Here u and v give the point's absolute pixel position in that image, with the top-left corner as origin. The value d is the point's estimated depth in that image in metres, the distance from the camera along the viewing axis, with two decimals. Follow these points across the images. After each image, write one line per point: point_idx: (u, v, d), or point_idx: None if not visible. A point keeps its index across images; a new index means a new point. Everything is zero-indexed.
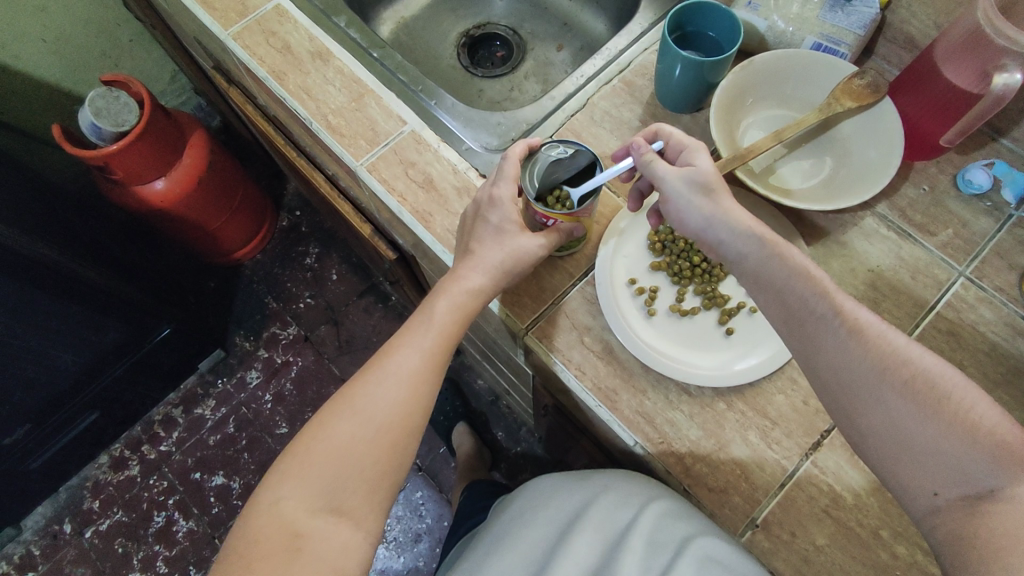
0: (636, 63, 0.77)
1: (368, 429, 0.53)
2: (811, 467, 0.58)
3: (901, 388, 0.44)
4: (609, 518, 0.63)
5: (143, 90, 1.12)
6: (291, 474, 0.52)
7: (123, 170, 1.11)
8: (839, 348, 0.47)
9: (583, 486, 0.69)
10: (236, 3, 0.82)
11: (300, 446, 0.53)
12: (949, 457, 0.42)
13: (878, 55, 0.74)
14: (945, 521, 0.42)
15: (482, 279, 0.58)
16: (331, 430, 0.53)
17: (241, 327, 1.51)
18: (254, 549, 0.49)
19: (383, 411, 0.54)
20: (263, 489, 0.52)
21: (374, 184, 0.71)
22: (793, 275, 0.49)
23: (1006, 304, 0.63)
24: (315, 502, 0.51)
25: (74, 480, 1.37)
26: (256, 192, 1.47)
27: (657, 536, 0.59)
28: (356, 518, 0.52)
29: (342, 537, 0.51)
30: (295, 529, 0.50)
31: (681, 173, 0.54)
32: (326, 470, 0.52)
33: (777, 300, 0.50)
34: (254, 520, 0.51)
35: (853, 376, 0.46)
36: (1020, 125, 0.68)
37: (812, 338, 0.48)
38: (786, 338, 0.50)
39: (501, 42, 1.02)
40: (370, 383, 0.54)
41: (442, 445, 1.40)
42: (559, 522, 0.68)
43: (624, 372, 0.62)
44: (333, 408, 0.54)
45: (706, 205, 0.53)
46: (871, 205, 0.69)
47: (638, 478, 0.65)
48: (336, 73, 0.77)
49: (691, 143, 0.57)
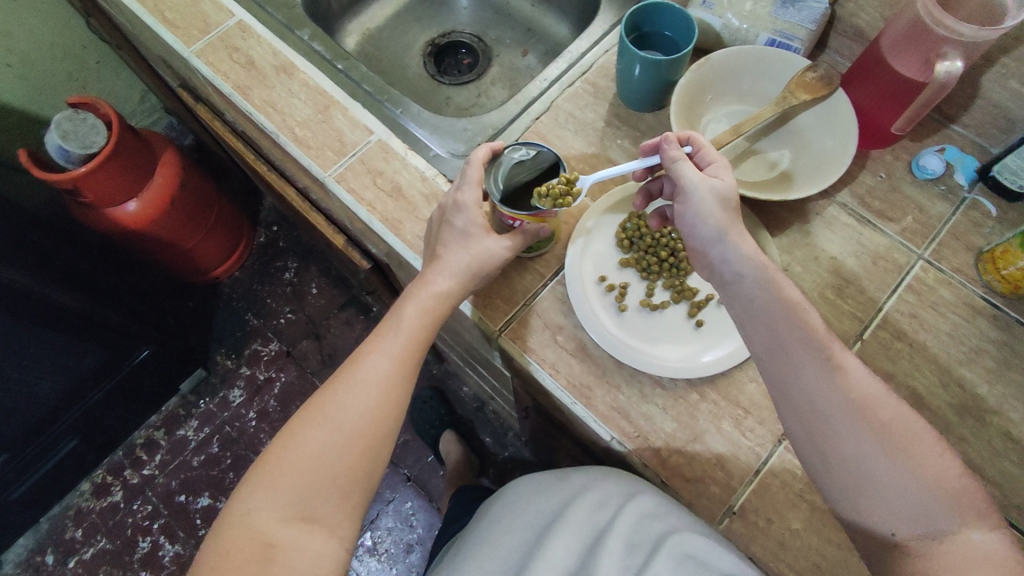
0: (598, 64, 0.78)
1: (338, 435, 0.53)
2: (784, 452, 0.59)
3: (876, 429, 0.46)
4: (590, 515, 0.64)
5: (112, 111, 1.13)
6: (262, 485, 0.52)
7: (94, 193, 1.11)
8: (820, 381, 0.48)
9: (564, 486, 0.70)
10: (199, 20, 0.82)
11: (270, 456, 0.53)
12: (912, 498, 0.45)
13: (832, 49, 0.76)
14: (900, 558, 0.45)
15: (450, 282, 0.58)
16: (301, 438, 0.53)
17: (222, 344, 1.50)
18: (225, 561, 0.49)
19: (353, 418, 0.54)
20: (234, 501, 0.52)
21: (342, 194, 0.71)
22: (787, 307, 0.50)
23: (964, 284, 0.65)
24: (286, 510, 0.51)
25: (55, 510, 1.35)
26: (231, 210, 1.46)
27: (636, 532, 0.60)
28: (329, 526, 0.52)
29: (316, 547, 0.51)
30: (267, 539, 0.50)
31: (710, 183, 0.55)
32: (298, 478, 0.52)
33: (768, 328, 0.50)
34: (225, 533, 0.51)
35: (830, 413, 0.47)
36: (968, 111, 0.70)
37: (796, 369, 0.49)
38: (767, 367, 0.51)
39: (466, 49, 1.03)
40: (342, 389, 0.55)
41: (430, 454, 1.39)
42: (540, 520, 0.68)
43: (598, 369, 0.63)
44: (303, 416, 0.54)
45: (724, 219, 0.54)
46: (832, 195, 0.70)
47: (617, 477, 0.66)
48: (301, 86, 0.78)
49: (719, 158, 0.58)
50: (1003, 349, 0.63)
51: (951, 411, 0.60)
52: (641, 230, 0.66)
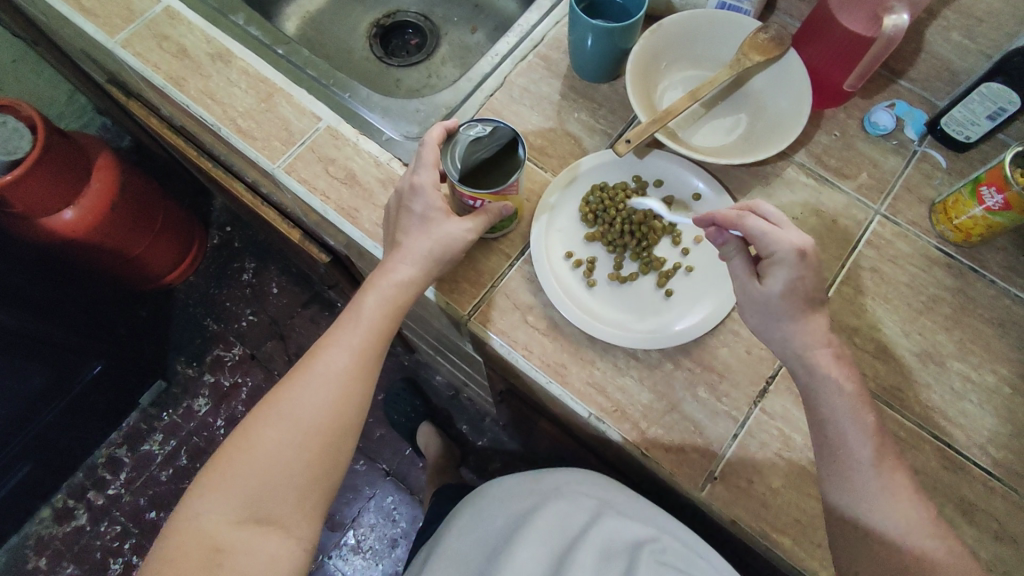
0: (550, 36, 0.76)
1: (294, 434, 0.51)
2: (760, 413, 0.60)
3: (913, 528, 0.50)
4: (563, 517, 0.69)
5: (35, 113, 1.05)
6: (213, 487, 0.50)
7: (23, 204, 1.04)
8: (873, 478, 0.51)
9: (535, 489, 0.73)
10: (121, 8, 0.76)
11: (221, 456, 0.51)
12: None
13: (781, 10, 0.75)
14: None
15: (412, 270, 0.56)
16: (255, 438, 0.51)
17: (181, 353, 1.44)
18: (174, 567, 0.48)
19: (310, 416, 0.52)
20: (183, 504, 0.50)
21: (293, 185, 0.68)
22: (849, 411, 0.53)
23: (920, 236, 0.67)
24: (238, 513, 0.50)
25: (15, 540, 1.29)
26: (180, 212, 1.40)
27: (609, 543, 0.66)
28: (286, 526, 0.51)
29: (270, 548, 0.50)
30: (217, 543, 0.49)
31: (754, 292, 0.55)
32: (250, 480, 0.50)
33: (823, 425, 0.54)
34: (175, 536, 0.49)
35: (876, 508, 0.51)
36: (915, 65, 0.71)
37: (849, 464, 0.52)
38: (819, 457, 0.54)
39: (413, 29, 0.99)
40: (297, 385, 0.53)
41: (408, 446, 1.37)
42: (510, 519, 0.71)
43: (571, 346, 0.62)
44: (258, 414, 0.52)
45: (777, 313, 0.54)
46: (790, 155, 0.71)
47: (586, 485, 0.73)
48: (240, 74, 0.73)
49: (779, 252, 0.53)
50: (960, 296, 0.64)
51: (915, 359, 0.62)
52: (605, 202, 0.65)
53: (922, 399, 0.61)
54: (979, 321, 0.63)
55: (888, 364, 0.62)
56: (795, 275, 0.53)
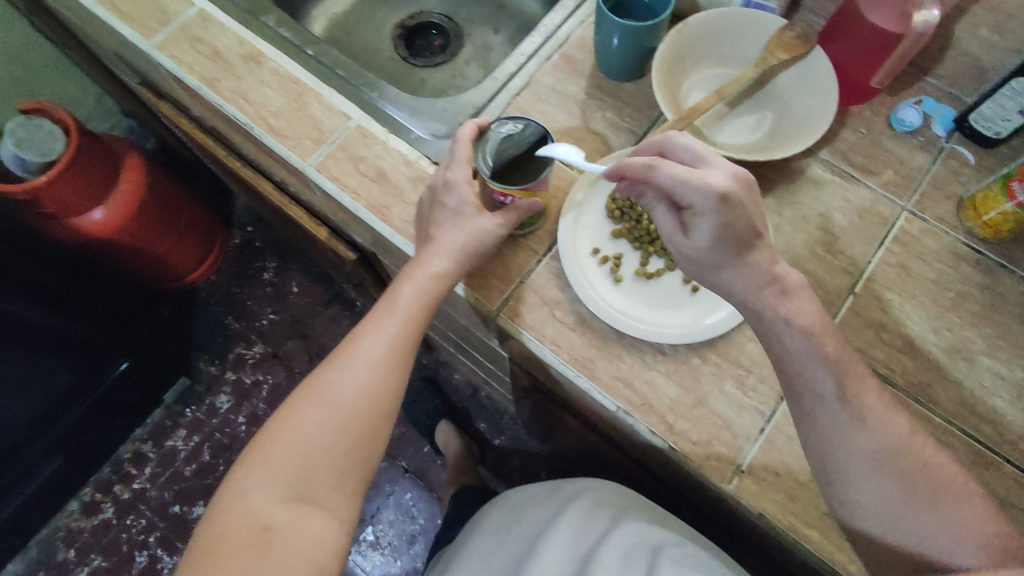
0: (575, 36, 0.77)
1: (335, 416, 0.53)
2: (787, 408, 0.60)
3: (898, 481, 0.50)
4: (583, 521, 0.71)
5: (68, 116, 1.09)
6: (257, 467, 0.51)
7: (55, 204, 1.06)
8: (858, 446, 0.51)
9: (555, 497, 0.77)
10: (156, 12, 0.78)
11: (265, 437, 0.53)
12: (934, 539, 0.50)
13: (806, 8, 0.75)
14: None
15: (445, 263, 0.57)
16: (297, 419, 0.52)
17: (204, 351, 1.46)
18: (221, 544, 0.49)
19: (349, 400, 0.53)
20: (228, 484, 0.52)
21: (325, 183, 0.70)
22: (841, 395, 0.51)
23: (947, 232, 0.67)
24: (282, 493, 0.51)
25: (44, 532, 1.32)
26: (203, 213, 1.42)
27: (631, 547, 0.66)
28: (327, 508, 0.52)
29: (314, 529, 0.51)
30: (263, 521, 0.50)
31: (683, 241, 0.54)
32: (293, 459, 0.51)
33: (805, 400, 0.53)
34: (221, 514, 0.50)
35: (859, 470, 0.51)
36: (942, 62, 0.71)
37: (829, 434, 0.52)
38: (802, 426, 0.54)
39: (437, 30, 1.01)
40: (336, 369, 0.54)
41: (427, 444, 1.38)
42: (532, 527, 0.74)
43: (599, 340, 0.62)
44: (300, 397, 0.54)
45: (717, 258, 0.53)
46: (814, 152, 0.71)
47: (605, 494, 0.75)
48: (271, 74, 0.75)
49: (696, 205, 0.51)
50: (988, 292, 0.64)
51: (942, 355, 0.62)
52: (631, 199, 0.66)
53: (950, 395, 0.61)
54: (1007, 317, 0.63)
55: (915, 360, 0.62)
56: (716, 228, 0.51)
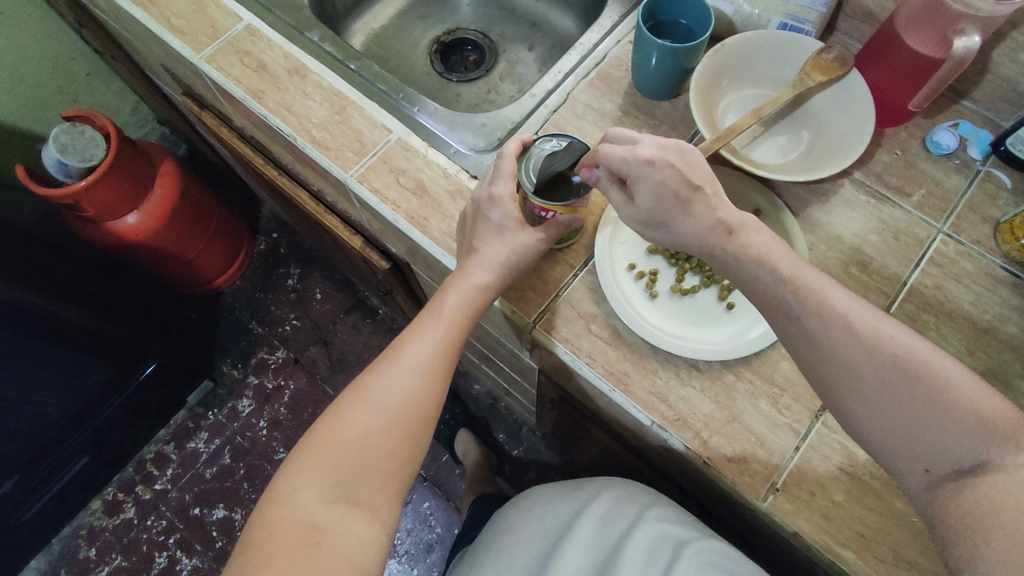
0: (611, 55, 0.79)
1: (381, 419, 0.54)
2: (822, 428, 0.60)
3: (899, 378, 0.46)
4: (606, 523, 0.72)
5: (109, 122, 1.12)
6: (306, 466, 0.52)
7: (94, 207, 1.10)
8: (849, 350, 0.47)
9: (579, 494, 0.78)
10: (206, 26, 0.81)
11: (312, 438, 0.54)
12: (943, 435, 0.44)
13: (841, 31, 0.77)
14: (937, 496, 0.44)
15: (488, 275, 0.59)
16: (345, 421, 0.54)
17: (228, 354, 1.48)
18: (272, 541, 0.50)
19: (395, 403, 0.55)
20: (277, 483, 0.53)
21: (365, 194, 0.71)
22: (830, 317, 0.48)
23: (983, 255, 0.67)
24: (330, 493, 0.52)
25: (67, 530, 1.33)
26: (230, 218, 1.45)
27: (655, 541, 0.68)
28: (371, 509, 0.53)
29: (359, 530, 0.52)
30: (312, 521, 0.51)
31: (632, 212, 0.55)
32: (341, 460, 0.52)
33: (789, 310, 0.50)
34: (270, 512, 0.52)
35: (853, 372, 0.47)
36: (978, 86, 0.72)
37: (817, 336, 0.49)
38: (788, 329, 0.51)
39: (472, 46, 1.03)
40: (383, 373, 0.56)
41: (446, 453, 1.39)
42: (556, 524, 0.76)
43: (634, 355, 0.63)
44: (347, 400, 0.55)
45: (663, 215, 0.53)
46: (849, 172, 0.71)
47: (628, 486, 0.75)
48: (315, 88, 0.77)
49: (631, 172, 0.53)
50: None
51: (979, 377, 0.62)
52: None
53: None
54: None
55: None
56: (654, 187, 0.52)
